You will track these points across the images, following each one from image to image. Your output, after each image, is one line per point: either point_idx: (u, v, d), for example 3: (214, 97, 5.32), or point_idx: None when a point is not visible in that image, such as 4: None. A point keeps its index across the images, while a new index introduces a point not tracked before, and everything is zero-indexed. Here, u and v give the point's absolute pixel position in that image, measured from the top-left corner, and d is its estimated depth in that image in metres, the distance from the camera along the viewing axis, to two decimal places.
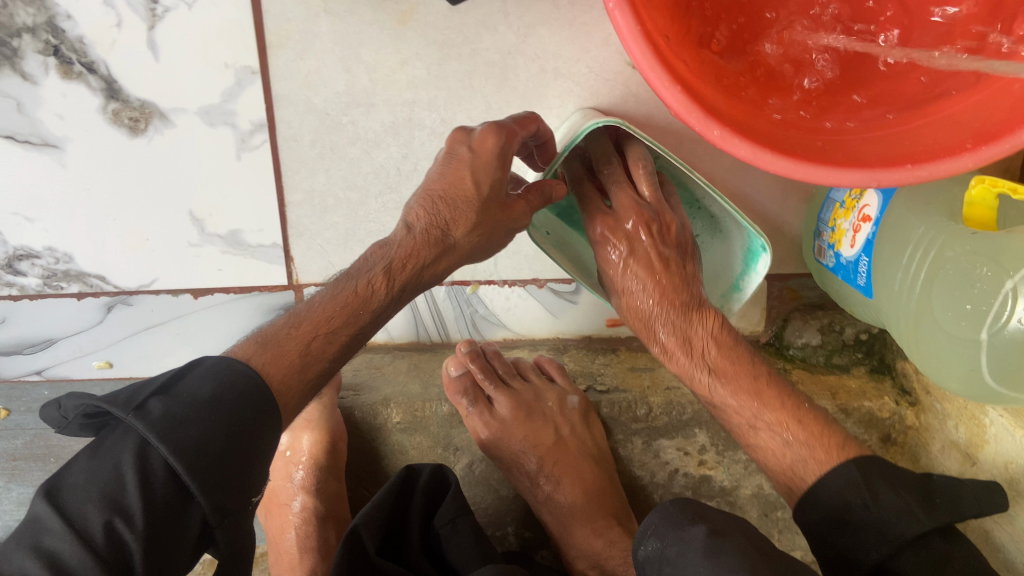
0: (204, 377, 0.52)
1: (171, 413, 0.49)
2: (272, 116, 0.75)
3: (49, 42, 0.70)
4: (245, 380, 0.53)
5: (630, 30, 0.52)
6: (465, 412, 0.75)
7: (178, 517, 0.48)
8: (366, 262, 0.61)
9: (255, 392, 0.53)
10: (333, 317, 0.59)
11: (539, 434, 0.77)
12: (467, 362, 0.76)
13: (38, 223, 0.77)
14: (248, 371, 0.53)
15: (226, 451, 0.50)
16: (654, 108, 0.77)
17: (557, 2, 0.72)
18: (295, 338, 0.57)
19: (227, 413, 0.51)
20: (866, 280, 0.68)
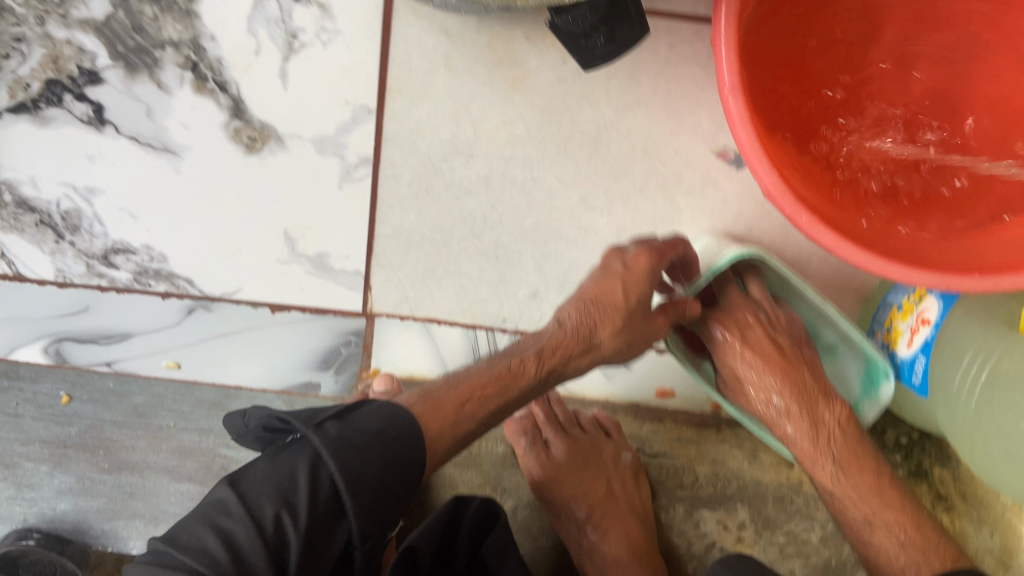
0: (376, 413, 0.57)
1: (344, 436, 0.54)
2: (379, 153, 0.80)
3: (188, 58, 0.76)
4: (403, 419, 0.57)
5: (738, 115, 0.60)
6: (521, 451, 0.80)
7: (330, 530, 0.54)
8: (513, 351, 0.65)
9: (412, 439, 0.57)
10: (481, 389, 0.62)
11: (589, 484, 0.79)
12: (530, 404, 0.81)
13: (141, 220, 0.82)
14: (409, 418, 0.58)
15: (382, 480, 0.54)
16: (730, 195, 0.82)
17: (654, 88, 0.79)
18: (453, 396, 0.61)
19: (389, 448, 0.55)
20: (921, 379, 0.74)
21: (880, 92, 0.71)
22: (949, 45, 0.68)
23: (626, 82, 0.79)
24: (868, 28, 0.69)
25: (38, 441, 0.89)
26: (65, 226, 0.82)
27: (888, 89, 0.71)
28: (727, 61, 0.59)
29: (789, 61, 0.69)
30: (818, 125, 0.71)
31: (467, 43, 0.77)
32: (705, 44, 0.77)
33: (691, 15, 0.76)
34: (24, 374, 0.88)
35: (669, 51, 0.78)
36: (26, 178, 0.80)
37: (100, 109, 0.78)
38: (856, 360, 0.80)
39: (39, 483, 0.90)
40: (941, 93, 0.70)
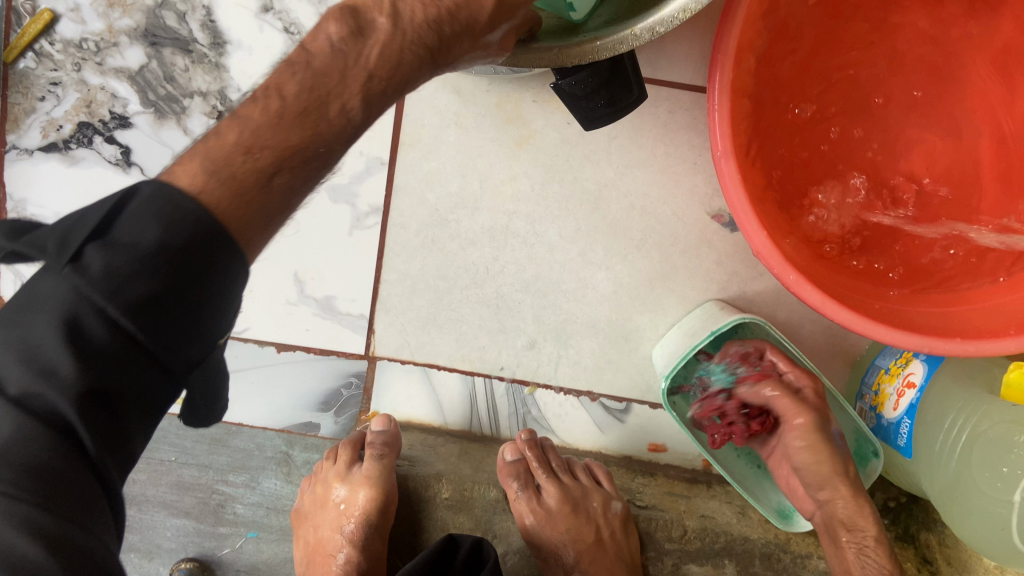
0: (146, 203, 0.37)
1: (110, 267, 0.36)
2: (388, 203, 0.85)
3: (214, 107, 0.82)
4: (176, 212, 0.38)
5: (733, 174, 0.64)
6: (514, 495, 0.83)
7: (114, 389, 0.37)
8: (319, 73, 0.44)
9: (209, 245, 0.38)
10: (260, 132, 0.42)
11: (579, 531, 0.83)
12: (523, 449, 0.84)
13: None
14: (194, 207, 0.38)
15: (183, 302, 0.37)
16: (725, 255, 0.85)
17: (652, 151, 0.84)
18: (246, 162, 0.41)
19: (180, 266, 0.37)
20: (906, 441, 0.75)
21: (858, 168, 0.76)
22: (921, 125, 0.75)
23: (626, 145, 0.84)
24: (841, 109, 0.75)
25: None
26: None
27: (863, 167, 0.76)
28: (720, 125, 0.64)
29: (776, 138, 0.74)
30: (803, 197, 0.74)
31: (478, 104, 0.83)
32: (702, 112, 0.83)
33: (689, 85, 0.82)
34: None
35: (668, 118, 0.83)
36: (52, 215, 0.84)
37: (127, 151, 0.83)
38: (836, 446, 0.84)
39: None
40: (920, 171, 0.75)
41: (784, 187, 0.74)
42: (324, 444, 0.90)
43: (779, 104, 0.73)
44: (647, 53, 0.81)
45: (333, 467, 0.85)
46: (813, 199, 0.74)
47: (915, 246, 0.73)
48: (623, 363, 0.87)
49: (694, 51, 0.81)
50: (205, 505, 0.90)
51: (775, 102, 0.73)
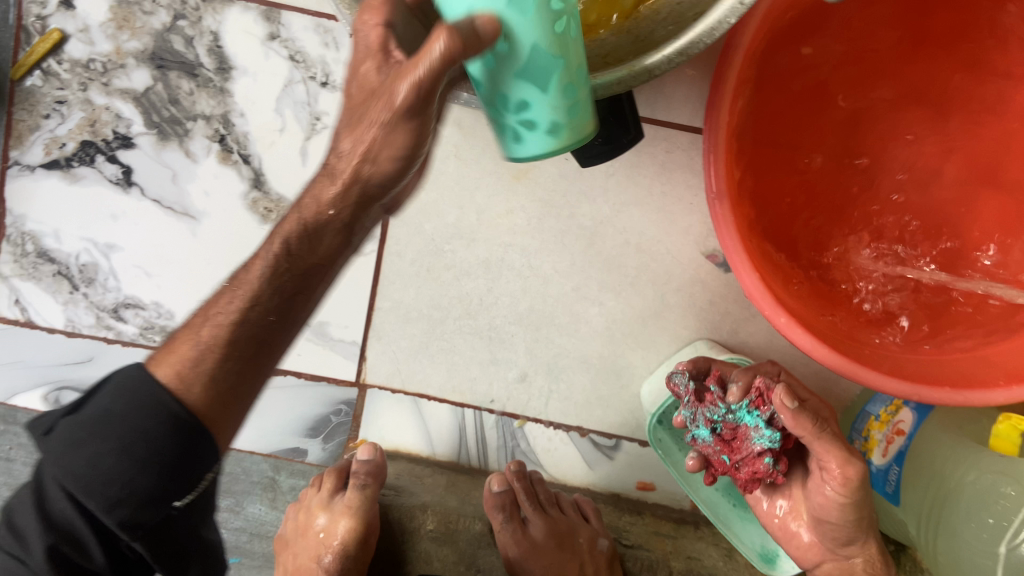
0: (111, 391, 0.55)
1: (71, 437, 0.54)
2: (385, 232, 0.86)
3: (217, 131, 0.83)
4: (142, 388, 0.54)
5: (727, 217, 0.65)
6: (498, 526, 0.83)
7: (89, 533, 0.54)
8: (298, 231, 0.53)
9: (141, 402, 0.53)
10: (224, 333, 0.55)
11: (563, 566, 0.82)
12: (511, 480, 0.84)
13: (155, 278, 0.86)
14: (143, 380, 0.54)
15: (123, 461, 0.52)
16: (718, 295, 0.86)
17: (650, 190, 0.84)
18: (206, 334, 0.55)
19: (118, 426, 0.53)
20: (894, 488, 0.75)
21: (862, 215, 0.76)
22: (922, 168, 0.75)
23: (623, 183, 0.84)
24: (845, 158, 0.76)
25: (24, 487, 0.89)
26: (81, 279, 0.85)
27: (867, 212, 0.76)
28: (716, 170, 0.65)
29: (777, 184, 0.75)
30: (804, 243, 0.75)
31: (478, 136, 0.84)
32: (698, 153, 0.84)
33: (686, 125, 0.83)
34: (20, 420, 0.87)
35: (665, 157, 0.84)
36: (51, 231, 0.85)
37: (129, 171, 0.84)
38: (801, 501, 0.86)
39: None
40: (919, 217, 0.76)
41: (783, 232, 0.74)
42: (311, 470, 0.89)
43: (779, 151, 0.74)
44: (646, 94, 0.82)
45: (319, 493, 0.84)
46: (813, 245, 0.75)
47: (917, 297, 0.73)
48: (613, 399, 0.87)
49: (692, 93, 0.82)
50: None
51: (775, 149, 0.74)
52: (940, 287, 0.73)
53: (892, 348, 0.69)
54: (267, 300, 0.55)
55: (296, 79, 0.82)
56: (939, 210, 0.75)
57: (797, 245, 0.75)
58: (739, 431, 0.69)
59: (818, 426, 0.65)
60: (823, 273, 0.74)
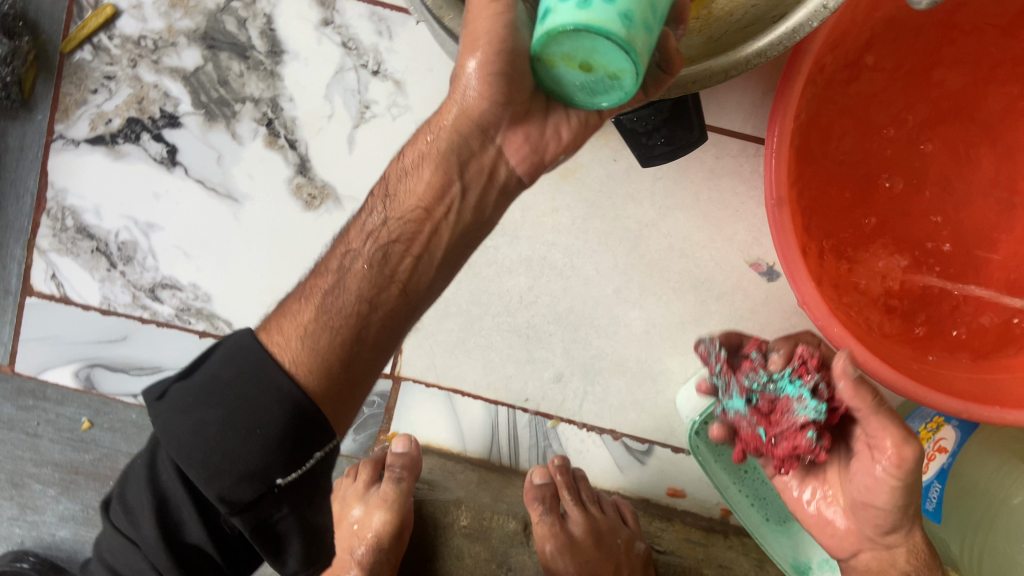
0: (222, 358, 0.53)
1: (180, 403, 0.52)
2: None
3: (265, 114, 0.82)
4: (253, 354, 0.53)
5: (783, 224, 0.65)
6: (537, 518, 0.83)
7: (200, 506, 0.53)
8: (398, 223, 0.59)
9: (245, 370, 0.52)
10: (345, 307, 0.57)
11: (598, 566, 0.82)
12: (553, 474, 0.84)
13: (193, 259, 0.85)
14: (250, 346, 0.53)
15: (223, 433, 0.51)
16: (760, 305, 0.85)
17: (698, 194, 0.83)
18: (303, 309, 0.57)
19: (223, 395, 0.51)
20: (936, 505, 0.73)
21: (918, 229, 0.75)
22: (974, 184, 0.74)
23: (672, 186, 0.83)
24: (906, 169, 0.74)
25: (51, 464, 0.88)
26: (119, 256, 0.85)
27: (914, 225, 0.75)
28: (776, 176, 0.64)
29: (833, 193, 0.74)
30: (856, 254, 0.74)
31: None
32: (748, 160, 0.83)
33: (738, 132, 0.82)
34: (50, 395, 0.87)
35: (715, 163, 0.83)
36: (91, 207, 0.84)
37: (174, 151, 0.83)
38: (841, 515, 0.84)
39: (44, 505, 0.89)
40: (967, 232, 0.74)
41: (831, 243, 0.73)
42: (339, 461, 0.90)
43: (838, 159, 0.73)
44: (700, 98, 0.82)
45: (364, 483, 0.84)
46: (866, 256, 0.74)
47: (960, 314, 0.73)
48: (649, 405, 0.86)
49: (745, 99, 0.81)
50: None
51: (832, 157, 0.73)
52: (986, 305, 0.72)
53: (931, 363, 0.70)
54: (377, 282, 0.58)
55: (348, 66, 0.82)
56: (998, 229, 0.74)
57: (850, 255, 0.74)
58: (779, 403, 0.68)
59: (875, 398, 0.62)
60: (874, 285, 0.73)
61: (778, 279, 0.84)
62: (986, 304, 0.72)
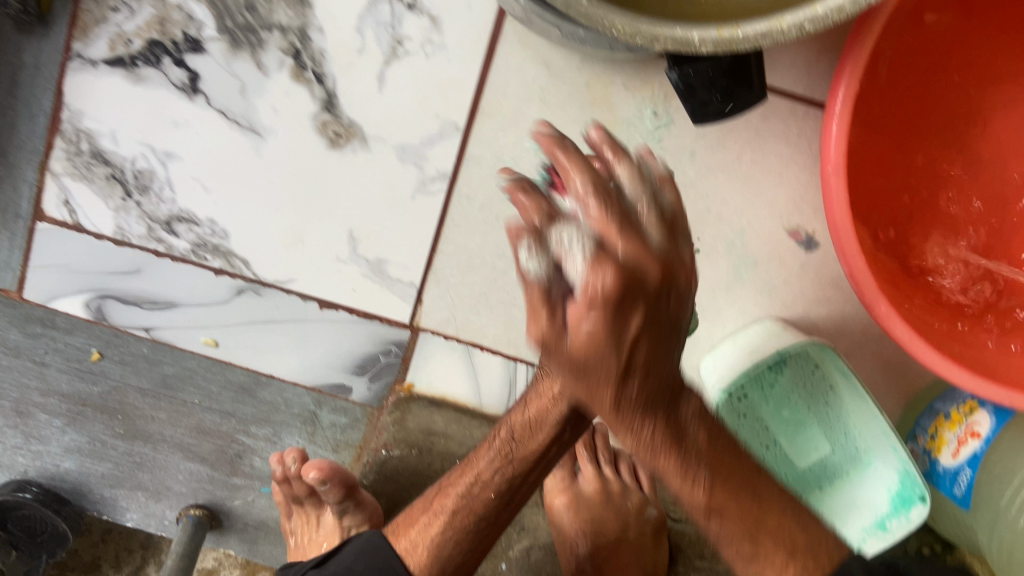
0: (355, 554, 0.71)
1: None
2: (457, 171, 0.81)
3: (293, 45, 0.78)
4: (382, 553, 0.70)
5: (840, 196, 0.63)
6: (550, 471, 0.80)
7: None
8: (518, 454, 0.65)
9: (378, 562, 0.70)
10: (451, 518, 0.67)
11: (602, 523, 0.78)
12: (573, 431, 0.81)
13: (212, 193, 0.82)
14: (385, 549, 0.70)
15: None
16: (794, 275, 0.82)
17: (740, 156, 0.80)
18: (430, 527, 0.67)
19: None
20: (964, 491, 0.74)
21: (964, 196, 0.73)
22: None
23: (715, 145, 0.80)
24: (967, 134, 0.72)
25: (58, 395, 0.86)
26: (135, 185, 0.81)
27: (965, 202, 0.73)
28: (836, 141, 0.63)
29: (890, 157, 0.72)
30: (908, 222, 0.72)
31: (565, 78, 0.79)
32: (796, 123, 0.79)
33: (788, 92, 0.78)
34: (60, 324, 0.85)
35: (761, 123, 0.79)
36: (107, 132, 0.80)
37: (196, 78, 0.79)
38: (880, 484, 0.81)
39: (49, 436, 0.87)
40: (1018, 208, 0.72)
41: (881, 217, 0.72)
42: (353, 408, 0.87)
43: (899, 124, 0.71)
44: None
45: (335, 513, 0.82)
46: (918, 224, 0.72)
47: (1008, 291, 0.70)
48: None
49: (799, 56, 0.77)
50: (222, 454, 0.88)
51: (894, 121, 0.71)
52: None
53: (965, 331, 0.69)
54: (498, 500, 0.66)
55: None
56: None
57: (902, 219, 0.72)
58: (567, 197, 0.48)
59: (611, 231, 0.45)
60: (924, 254, 0.72)
61: (816, 250, 0.82)
62: None
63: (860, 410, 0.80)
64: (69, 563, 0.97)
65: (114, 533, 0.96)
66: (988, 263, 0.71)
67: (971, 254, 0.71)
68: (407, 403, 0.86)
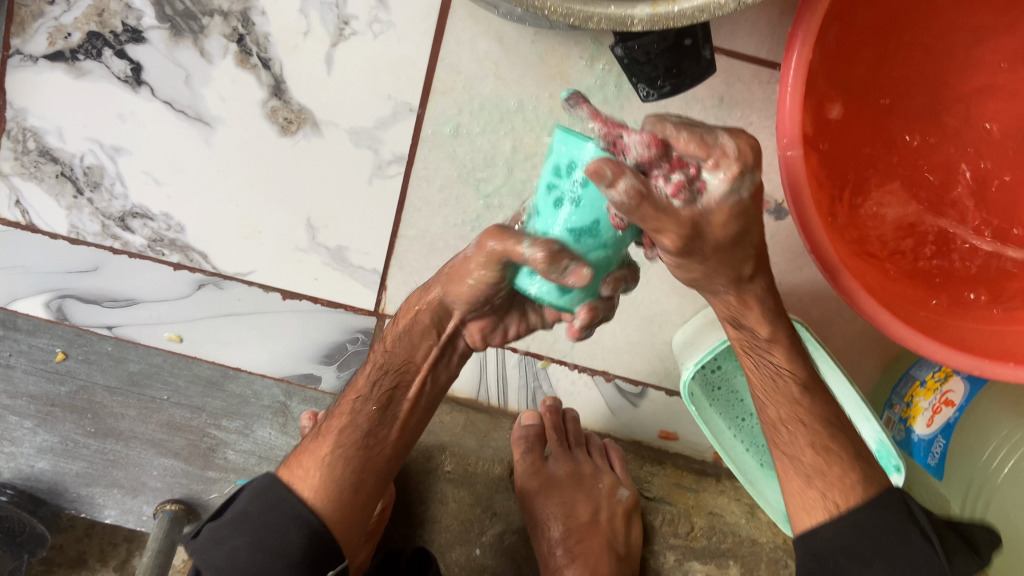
0: (250, 495, 0.65)
1: (217, 535, 0.64)
2: (414, 153, 0.79)
3: (236, 30, 0.75)
4: (276, 490, 0.65)
5: (798, 170, 0.61)
6: (518, 456, 0.80)
7: None
8: (396, 367, 0.66)
9: (273, 497, 0.65)
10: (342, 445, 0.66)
11: (574, 506, 0.79)
12: (541, 415, 0.81)
13: (164, 187, 0.80)
14: (279, 486, 0.65)
15: None
16: (764, 244, 0.80)
17: (704, 125, 0.77)
18: (320, 451, 0.66)
19: (254, 526, 0.63)
20: (938, 460, 0.73)
21: (926, 158, 0.72)
22: (991, 121, 0.70)
23: (677, 114, 0.77)
24: (921, 96, 0.70)
25: (26, 396, 0.86)
26: (85, 182, 0.79)
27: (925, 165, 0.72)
28: (791, 111, 0.61)
29: (847, 124, 0.70)
30: (864, 187, 0.71)
31: (519, 52, 0.76)
32: (761, 88, 0.76)
33: (751, 56, 0.75)
34: (22, 326, 0.84)
35: (725, 90, 0.76)
36: (53, 128, 0.78)
37: (138, 69, 0.76)
38: None
39: (20, 438, 0.87)
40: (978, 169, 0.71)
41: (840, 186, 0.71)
42: (323, 398, 0.87)
43: (858, 87, 0.69)
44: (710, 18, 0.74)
45: None
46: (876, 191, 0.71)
47: (970, 255, 0.69)
48: (644, 345, 0.81)
49: (761, 19, 0.74)
50: (195, 448, 0.88)
51: (853, 86, 0.69)
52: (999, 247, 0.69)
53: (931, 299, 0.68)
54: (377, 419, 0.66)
55: None
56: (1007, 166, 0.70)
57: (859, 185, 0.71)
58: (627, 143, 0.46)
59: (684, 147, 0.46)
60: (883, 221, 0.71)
61: (785, 218, 0.79)
62: (1004, 246, 0.68)
63: (833, 379, 0.77)
64: (55, 558, 0.97)
65: (97, 527, 0.97)
66: (945, 226, 0.70)
67: (926, 217, 0.71)
68: None
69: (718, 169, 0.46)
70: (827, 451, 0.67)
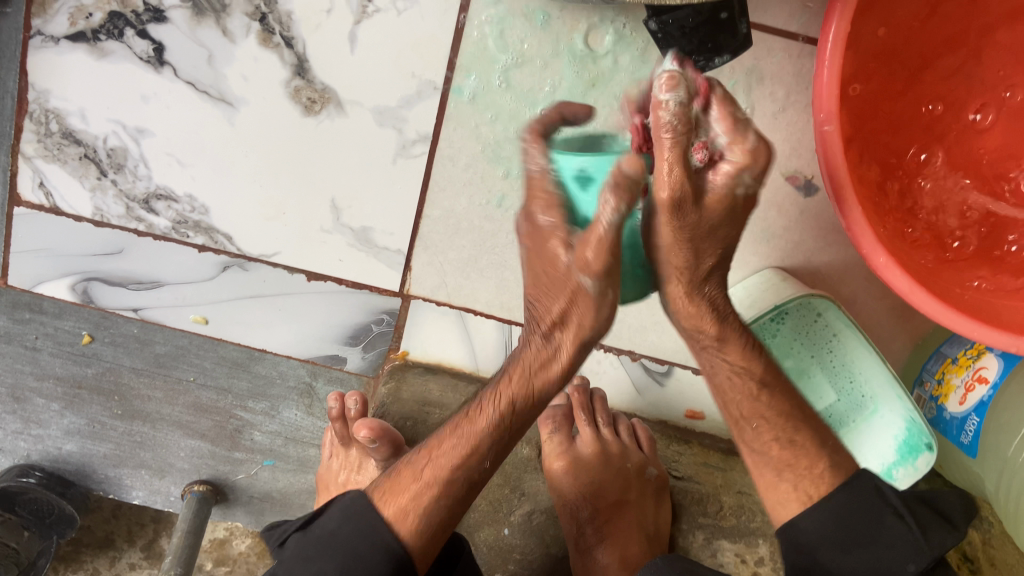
0: (340, 515, 0.64)
1: (305, 552, 0.63)
2: (438, 133, 0.78)
3: (257, 8, 0.74)
4: (366, 517, 0.62)
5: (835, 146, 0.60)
6: (547, 437, 0.80)
7: None
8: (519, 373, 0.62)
9: (362, 525, 0.62)
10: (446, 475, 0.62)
11: (603, 486, 0.78)
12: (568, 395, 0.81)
13: (188, 168, 0.79)
14: (370, 516, 0.62)
15: None
16: (794, 221, 0.79)
17: (733, 100, 0.76)
18: (414, 481, 0.63)
19: (343, 552, 0.61)
20: (971, 439, 0.73)
21: (959, 132, 0.71)
22: None
23: None
24: (958, 69, 0.69)
25: (52, 378, 0.86)
26: (109, 164, 0.79)
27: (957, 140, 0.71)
28: (828, 86, 0.60)
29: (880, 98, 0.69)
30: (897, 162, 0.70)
31: (545, 27, 0.75)
32: (791, 62, 0.75)
33: (781, 30, 0.74)
34: (47, 309, 0.84)
35: (754, 65, 0.75)
36: (76, 110, 0.77)
37: (161, 49, 0.75)
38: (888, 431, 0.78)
39: (48, 420, 0.87)
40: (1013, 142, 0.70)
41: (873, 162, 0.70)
42: (349, 378, 0.87)
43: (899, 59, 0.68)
44: None
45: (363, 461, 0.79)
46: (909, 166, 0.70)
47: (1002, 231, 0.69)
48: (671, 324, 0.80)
49: None
50: (221, 429, 0.89)
51: (892, 57, 0.67)
52: None
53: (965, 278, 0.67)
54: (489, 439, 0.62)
55: None
56: None
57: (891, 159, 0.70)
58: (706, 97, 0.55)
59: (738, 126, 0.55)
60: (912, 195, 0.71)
61: (815, 194, 0.78)
62: None
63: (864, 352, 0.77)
64: (83, 539, 0.98)
65: (125, 509, 0.98)
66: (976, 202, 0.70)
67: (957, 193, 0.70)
68: (403, 371, 0.86)
69: (733, 154, 0.55)
70: (793, 445, 0.67)
